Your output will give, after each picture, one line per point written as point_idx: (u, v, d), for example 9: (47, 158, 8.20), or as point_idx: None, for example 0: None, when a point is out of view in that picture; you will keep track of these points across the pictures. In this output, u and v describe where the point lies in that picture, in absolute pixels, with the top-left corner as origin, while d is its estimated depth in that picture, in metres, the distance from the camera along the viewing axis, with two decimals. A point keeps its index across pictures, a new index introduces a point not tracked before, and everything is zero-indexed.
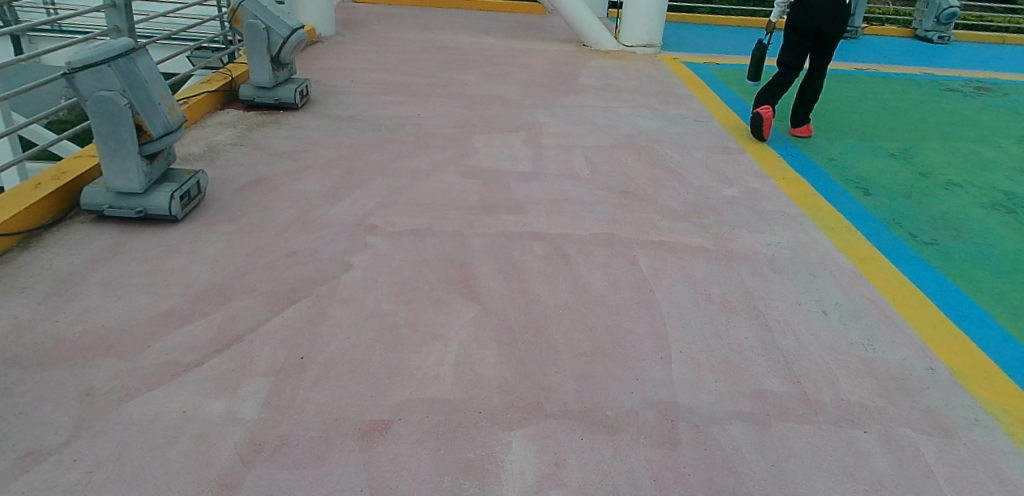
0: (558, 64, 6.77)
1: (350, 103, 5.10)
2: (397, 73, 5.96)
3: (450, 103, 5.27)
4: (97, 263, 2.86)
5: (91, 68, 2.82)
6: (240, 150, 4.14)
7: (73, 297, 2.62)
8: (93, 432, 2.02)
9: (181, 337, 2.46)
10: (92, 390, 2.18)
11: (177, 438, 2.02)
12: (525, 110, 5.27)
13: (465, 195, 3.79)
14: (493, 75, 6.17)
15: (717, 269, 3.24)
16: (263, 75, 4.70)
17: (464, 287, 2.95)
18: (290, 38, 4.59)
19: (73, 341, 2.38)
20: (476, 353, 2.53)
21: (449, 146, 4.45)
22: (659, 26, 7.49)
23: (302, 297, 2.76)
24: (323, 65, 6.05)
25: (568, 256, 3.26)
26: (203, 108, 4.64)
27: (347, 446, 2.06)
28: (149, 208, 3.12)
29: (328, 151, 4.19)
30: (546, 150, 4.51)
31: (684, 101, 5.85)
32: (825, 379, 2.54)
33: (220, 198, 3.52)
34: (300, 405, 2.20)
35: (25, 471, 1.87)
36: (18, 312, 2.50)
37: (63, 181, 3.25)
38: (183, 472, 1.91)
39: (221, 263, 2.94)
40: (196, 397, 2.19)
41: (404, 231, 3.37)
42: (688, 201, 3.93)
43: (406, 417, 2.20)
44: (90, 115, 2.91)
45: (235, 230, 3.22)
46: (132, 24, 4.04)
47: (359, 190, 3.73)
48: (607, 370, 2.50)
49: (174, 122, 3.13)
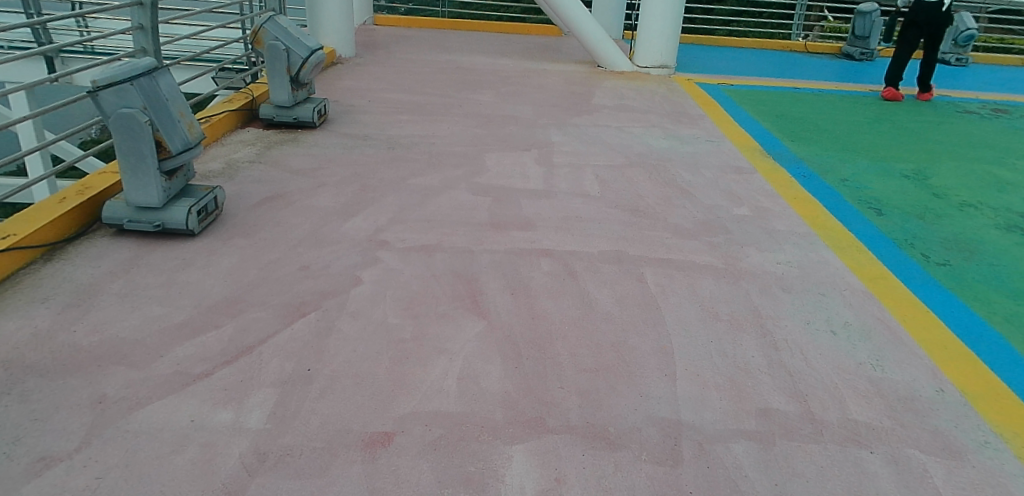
0: (573, 85, 6.83)
1: (366, 123, 5.19)
2: (414, 93, 6.07)
3: (464, 123, 5.34)
4: (115, 276, 2.93)
5: (115, 87, 2.92)
6: (258, 167, 4.23)
7: (91, 308, 2.69)
8: (104, 438, 2.07)
9: (192, 348, 2.52)
10: (104, 397, 2.23)
11: (184, 447, 2.07)
12: (538, 129, 5.34)
13: (476, 213, 3.84)
14: (508, 95, 6.25)
15: (725, 287, 3.25)
16: (282, 95, 4.77)
17: (471, 302, 2.99)
18: (309, 59, 4.72)
19: (89, 351, 2.44)
20: (480, 368, 2.56)
21: (462, 164, 4.50)
22: (673, 47, 7.54)
23: (311, 310, 2.82)
24: (343, 86, 6.18)
25: (575, 273, 3.28)
26: (225, 126, 4.75)
27: (349, 457, 2.09)
28: (167, 223, 3.20)
29: (343, 169, 4.27)
30: (557, 169, 4.54)
31: (696, 121, 5.88)
32: (832, 399, 2.52)
33: (237, 214, 3.60)
34: (306, 416, 2.24)
35: (37, 475, 1.91)
36: (37, 322, 2.57)
37: (86, 195, 3.34)
38: (189, 479, 1.95)
39: (235, 277, 3.01)
40: (204, 407, 2.23)
41: (414, 246, 3.42)
42: (698, 220, 3.94)
43: (408, 430, 2.23)
44: (112, 131, 2.99)
45: (250, 244, 3.30)
46: (159, 47, 4.14)
47: (370, 207, 3.80)
48: (611, 387, 2.51)
49: (193, 140, 3.21)
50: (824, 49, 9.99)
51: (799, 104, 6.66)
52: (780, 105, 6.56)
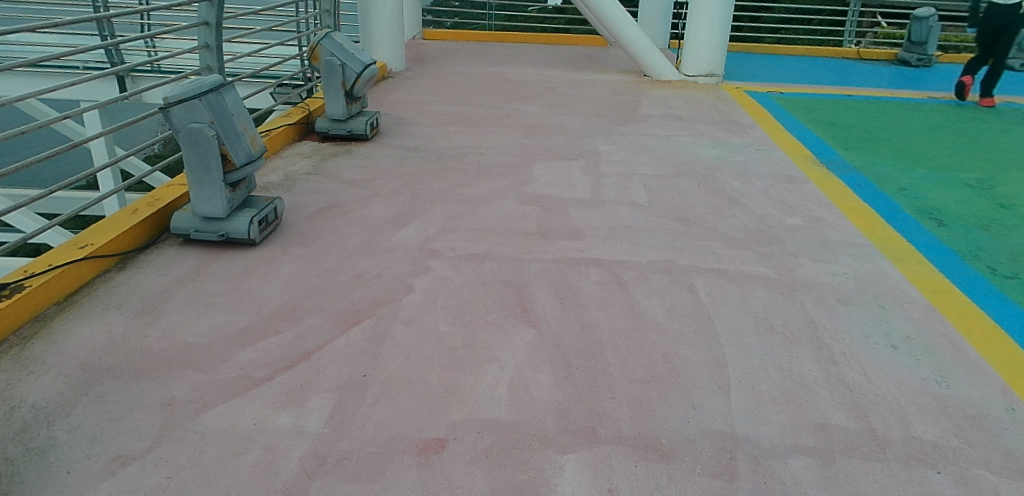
0: (619, 95, 6.81)
1: (416, 134, 5.29)
2: (461, 105, 6.15)
3: (511, 133, 5.39)
4: (182, 284, 3.06)
5: (185, 103, 3.05)
6: (313, 179, 4.35)
7: (160, 314, 2.81)
8: (173, 439, 2.15)
9: (254, 353, 2.60)
10: (173, 400, 2.32)
11: (247, 449, 2.14)
12: (584, 138, 5.34)
13: (524, 222, 3.86)
14: (554, 106, 6.28)
15: (779, 298, 3.19)
16: (337, 109, 4.91)
17: (521, 311, 3.01)
18: (363, 73, 4.82)
19: (158, 355, 2.55)
20: (531, 376, 2.58)
21: (510, 174, 4.54)
22: (722, 55, 7.46)
23: (365, 317, 2.89)
24: (393, 98, 6.31)
25: (624, 282, 3.28)
26: (283, 139, 4.90)
27: (405, 462, 2.13)
28: (230, 232, 3.32)
29: (394, 180, 4.36)
30: (605, 178, 4.54)
31: (746, 129, 5.80)
32: (894, 415, 2.45)
33: (294, 224, 3.71)
34: (362, 422, 2.29)
35: (112, 473, 2.00)
36: (111, 326, 2.70)
37: (156, 207, 3.49)
38: (253, 480, 2.02)
39: (293, 284, 3.10)
40: (266, 410, 2.31)
41: (464, 255, 3.47)
42: (749, 229, 3.88)
43: (461, 437, 2.26)
44: (182, 145, 3.13)
45: (306, 253, 3.40)
46: (223, 65, 4.31)
47: (421, 217, 3.86)
48: (663, 398, 2.49)
49: (256, 153, 3.33)
50: (879, 55, 9.73)
51: (853, 112, 6.50)
52: (833, 112, 6.42)
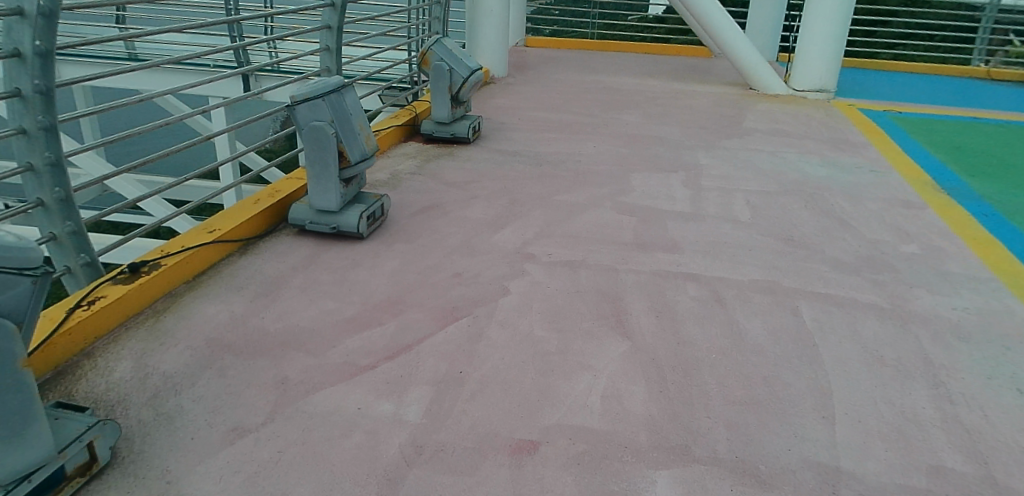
0: (723, 108, 6.65)
1: (516, 139, 5.37)
2: (561, 112, 6.19)
3: (610, 142, 5.37)
4: (294, 271, 3.24)
5: (310, 102, 3.26)
6: (416, 178, 4.50)
7: (276, 298, 2.99)
8: (284, 416, 2.29)
9: (359, 341, 2.72)
10: (286, 379, 2.47)
11: (351, 432, 2.24)
12: (685, 151, 5.25)
13: (621, 232, 3.84)
14: (655, 116, 6.21)
15: (890, 329, 3.02)
16: (442, 112, 5.07)
17: (616, 321, 3.00)
18: (469, 78, 4.95)
19: (273, 336, 2.71)
20: (625, 388, 2.56)
21: (608, 183, 4.53)
22: (835, 69, 7.14)
23: (463, 316, 2.96)
24: (494, 103, 6.43)
25: (724, 300, 3.20)
26: (390, 140, 5.10)
27: (498, 461, 2.17)
28: (341, 225, 3.49)
29: (493, 183, 4.45)
30: (706, 192, 4.45)
31: (858, 149, 5.52)
32: (1019, 465, 2.27)
33: (398, 221, 3.85)
34: (458, 416, 2.35)
35: (231, 443, 2.15)
36: (232, 306, 2.90)
37: (276, 198, 3.72)
38: (356, 462, 2.11)
39: (396, 279, 3.22)
40: (369, 397, 2.41)
41: (560, 261, 3.49)
42: (859, 254, 3.70)
43: (553, 441, 2.27)
44: (304, 141, 3.34)
45: (409, 250, 3.52)
46: (340, 65, 4.56)
47: (519, 221, 3.92)
48: (762, 422, 2.42)
49: (369, 151, 3.49)
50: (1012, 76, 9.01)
51: (980, 136, 6.06)
52: (957, 135, 6.01)
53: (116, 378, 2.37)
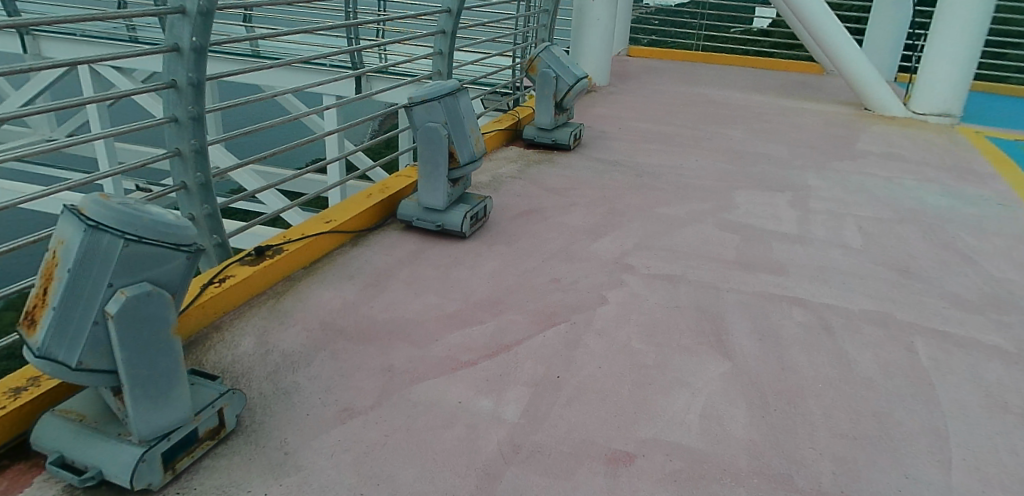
0: (834, 127, 6.38)
1: (616, 149, 5.35)
2: (663, 124, 6.12)
3: (713, 157, 5.26)
4: (401, 264, 3.37)
5: (426, 104, 3.39)
6: (517, 182, 4.58)
7: (383, 289, 3.12)
8: (390, 402, 2.38)
9: (461, 337, 2.80)
10: (391, 367, 2.57)
11: (452, 424, 2.31)
12: (793, 170, 5.08)
13: (723, 249, 3.76)
14: (761, 133, 6.03)
15: (1017, 375, 2.81)
16: (545, 118, 5.12)
17: (716, 340, 2.94)
18: (575, 86, 4.98)
19: (381, 325, 2.84)
20: (725, 409, 2.51)
21: (710, 198, 4.44)
22: (962, 93, 6.72)
23: (561, 321, 2.99)
24: (595, 112, 6.43)
25: (831, 329, 3.08)
26: (493, 143, 5.20)
27: (594, 468, 2.18)
28: (446, 224, 3.60)
29: (593, 191, 4.46)
30: (814, 215, 4.29)
31: (985, 179, 5.16)
32: None
33: (499, 223, 3.93)
34: (555, 420, 2.38)
35: (342, 422, 2.26)
36: (344, 293, 3.05)
37: (387, 193, 3.88)
38: (456, 454, 2.18)
39: (497, 279, 3.29)
40: (469, 393, 2.48)
41: (659, 274, 3.46)
42: (983, 292, 3.46)
43: (649, 455, 2.26)
44: (417, 141, 3.47)
45: (509, 252, 3.58)
46: (450, 70, 4.70)
47: (618, 231, 3.91)
48: (870, 459, 2.31)
49: (478, 153, 3.59)
50: None
51: None
52: None
53: (241, 351, 2.55)
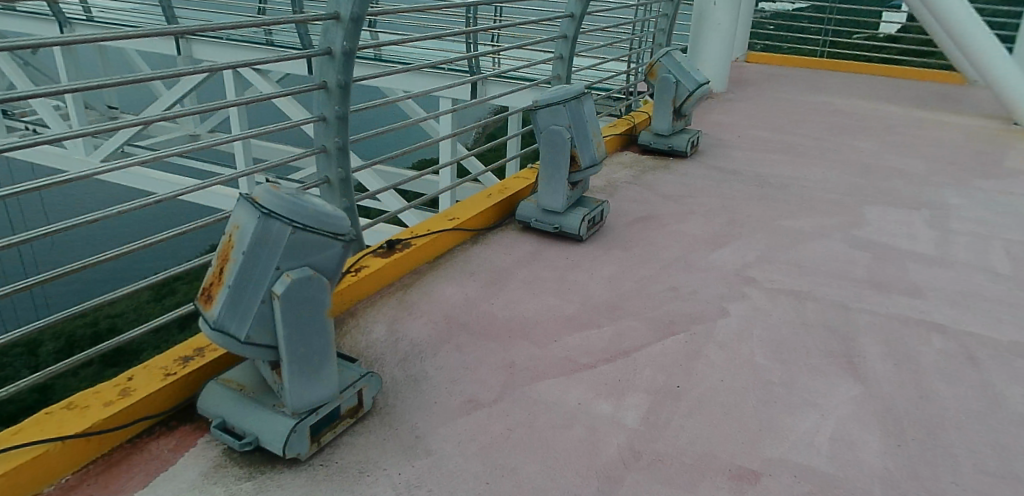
0: (977, 143, 5.91)
1: (735, 158, 5.21)
2: (785, 133, 5.89)
3: (841, 170, 5.01)
4: (519, 264, 3.44)
5: (551, 107, 3.43)
6: (633, 188, 4.55)
7: (503, 287, 3.20)
8: (511, 398, 2.44)
9: (579, 340, 2.83)
10: (512, 364, 2.63)
11: (572, 425, 2.33)
12: (930, 187, 4.75)
13: (853, 267, 3.58)
14: (894, 146, 5.68)
15: None
16: (663, 123, 5.07)
17: (846, 362, 2.80)
18: (696, 92, 4.88)
19: (501, 322, 2.91)
20: (857, 434, 2.40)
21: (838, 213, 4.24)
22: None
23: (680, 330, 2.95)
24: (712, 119, 6.28)
25: (976, 359, 2.86)
26: (608, 147, 5.20)
27: (717, 482, 2.13)
28: (563, 226, 3.64)
29: (712, 200, 4.36)
30: (956, 236, 3.99)
31: None
32: None
33: (615, 228, 3.92)
34: (676, 430, 2.35)
35: (467, 413, 2.34)
36: (465, 288, 3.15)
37: (506, 194, 3.98)
38: (577, 454, 2.20)
39: (614, 284, 3.29)
40: (589, 395, 2.49)
41: (783, 290, 3.34)
42: None
43: (776, 474, 2.18)
44: (540, 143, 3.53)
45: (626, 257, 3.57)
46: (570, 73, 4.73)
47: (739, 242, 3.80)
48: None
49: (599, 157, 3.60)
50: None
51: None
52: None
53: (373, 338, 2.70)
